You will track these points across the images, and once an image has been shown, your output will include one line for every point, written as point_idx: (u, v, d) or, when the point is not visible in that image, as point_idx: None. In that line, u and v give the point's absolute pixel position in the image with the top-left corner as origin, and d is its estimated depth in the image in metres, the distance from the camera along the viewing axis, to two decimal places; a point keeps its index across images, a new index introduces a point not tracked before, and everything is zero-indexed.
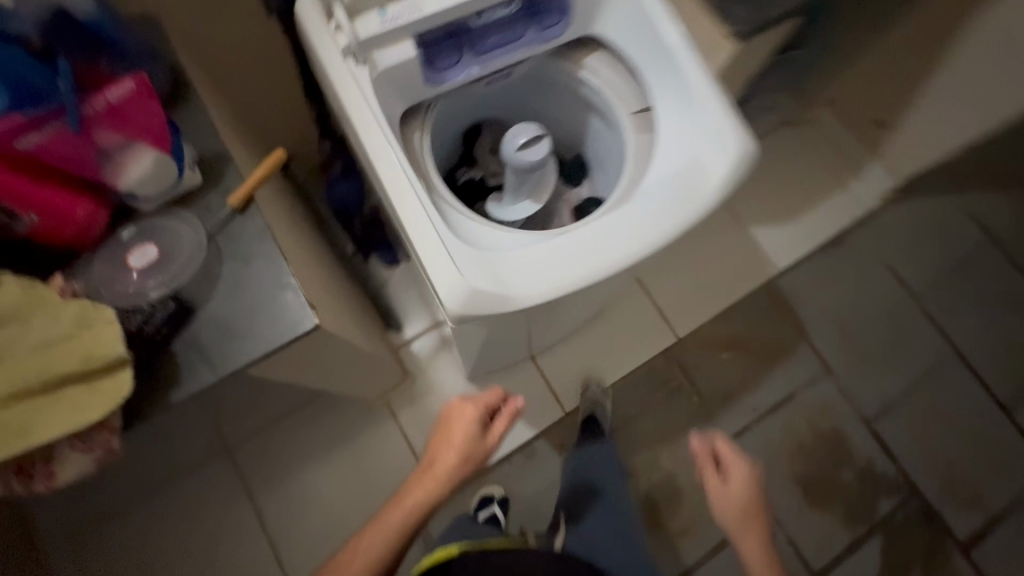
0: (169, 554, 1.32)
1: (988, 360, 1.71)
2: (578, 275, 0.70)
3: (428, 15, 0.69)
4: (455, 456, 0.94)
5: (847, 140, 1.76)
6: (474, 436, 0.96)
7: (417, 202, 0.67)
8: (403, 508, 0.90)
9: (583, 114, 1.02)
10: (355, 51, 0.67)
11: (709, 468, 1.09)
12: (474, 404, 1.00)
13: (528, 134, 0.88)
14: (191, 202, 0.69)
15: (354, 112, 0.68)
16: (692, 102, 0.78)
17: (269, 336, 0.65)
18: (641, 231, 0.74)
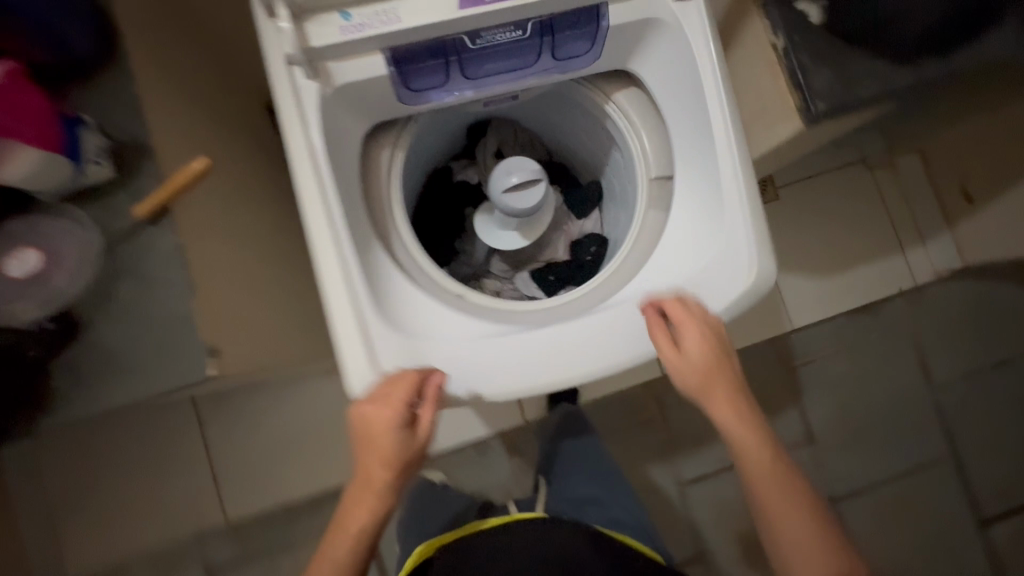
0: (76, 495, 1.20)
1: (985, 474, 1.53)
2: (519, 387, 0.60)
3: (405, 29, 0.53)
4: (385, 462, 0.59)
5: (923, 203, 1.51)
6: (394, 440, 0.57)
7: (343, 270, 0.56)
8: (347, 537, 0.62)
9: (605, 145, 0.85)
10: (300, 62, 0.52)
11: (657, 341, 0.61)
12: (374, 403, 0.55)
13: (522, 173, 0.73)
14: (100, 198, 0.59)
15: (291, 140, 0.55)
16: (715, 203, 0.64)
17: (155, 378, 0.58)
18: (609, 350, 0.62)
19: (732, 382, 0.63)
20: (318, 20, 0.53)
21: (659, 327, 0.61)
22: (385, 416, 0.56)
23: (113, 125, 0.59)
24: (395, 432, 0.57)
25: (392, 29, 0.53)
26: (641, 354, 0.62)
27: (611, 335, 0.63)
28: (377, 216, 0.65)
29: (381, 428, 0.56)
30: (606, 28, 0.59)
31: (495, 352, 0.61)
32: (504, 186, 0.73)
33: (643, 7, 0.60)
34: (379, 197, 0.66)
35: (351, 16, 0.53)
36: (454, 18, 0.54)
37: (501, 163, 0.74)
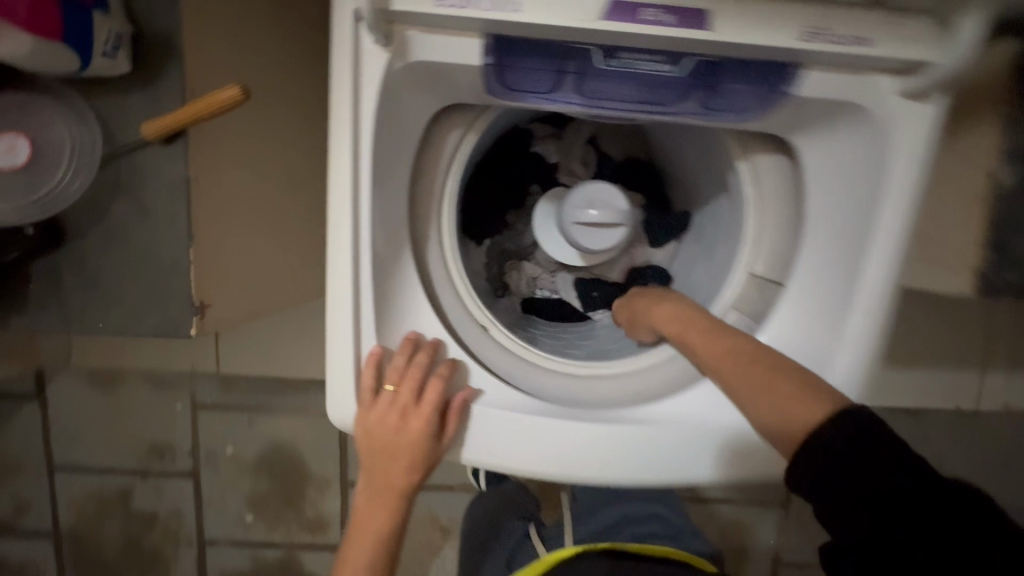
0: None
1: None
2: (511, 467, 0.51)
3: (520, 23, 0.38)
4: (408, 472, 0.52)
5: None
6: (418, 449, 0.50)
7: (354, 283, 0.47)
8: (364, 542, 0.54)
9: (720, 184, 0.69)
10: (371, 20, 0.39)
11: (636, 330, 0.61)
12: (395, 407, 0.49)
13: (600, 206, 0.60)
14: (112, 92, 0.49)
15: (336, 115, 0.43)
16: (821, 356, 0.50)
17: (136, 317, 0.52)
18: (626, 466, 0.52)
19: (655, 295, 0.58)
20: None
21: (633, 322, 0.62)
22: (411, 420, 0.50)
23: (140, 7, 0.47)
24: (421, 442, 0.50)
25: (502, 17, 0.38)
26: (661, 481, 0.52)
27: (634, 449, 0.52)
28: (418, 214, 0.55)
29: (406, 436, 0.50)
30: (787, 96, 0.43)
31: (501, 423, 0.51)
32: (576, 214, 0.60)
33: (855, 86, 0.43)
34: (428, 191, 0.55)
35: None
36: (592, 27, 0.38)
37: (584, 188, 0.61)
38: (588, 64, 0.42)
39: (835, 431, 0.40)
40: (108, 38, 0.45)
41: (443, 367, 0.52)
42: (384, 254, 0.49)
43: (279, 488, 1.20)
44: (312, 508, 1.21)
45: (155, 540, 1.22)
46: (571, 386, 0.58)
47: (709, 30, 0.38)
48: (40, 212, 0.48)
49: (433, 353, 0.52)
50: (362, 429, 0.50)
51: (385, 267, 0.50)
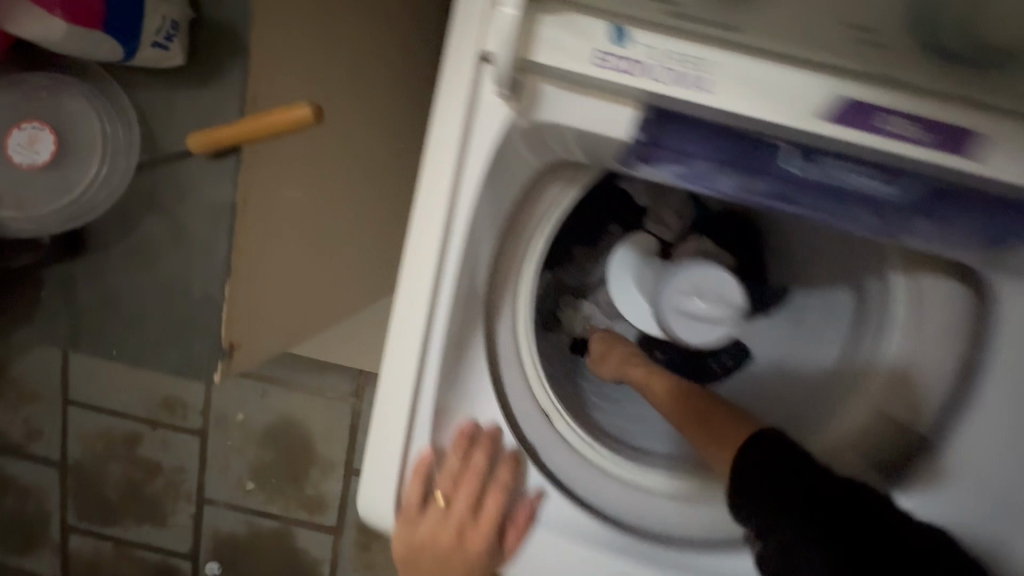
0: None
1: None
2: None
3: (700, 107, 0.29)
4: None
5: None
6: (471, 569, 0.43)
7: (420, 371, 0.39)
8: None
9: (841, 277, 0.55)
10: (504, 72, 0.29)
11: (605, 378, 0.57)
12: (446, 520, 0.42)
13: (698, 292, 0.50)
14: (160, 88, 0.40)
15: (430, 174, 0.34)
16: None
17: (156, 351, 0.45)
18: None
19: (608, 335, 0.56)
20: (565, 18, 0.29)
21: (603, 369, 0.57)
22: (465, 535, 0.42)
23: None
24: (474, 564, 0.43)
25: (685, 97, 0.29)
26: None
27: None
28: (500, 280, 0.46)
29: (460, 555, 0.42)
30: None
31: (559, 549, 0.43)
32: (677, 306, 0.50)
33: None
34: (516, 252, 0.45)
35: (629, 39, 0.29)
36: (796, 125, 0.29)
37: (693, 271, 0.50)
38: (778, 166, 0.32)
39: (746, 451, 0.41)
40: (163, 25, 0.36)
41: (504, 472, 0.44)
42: (457, 335, 0.41)
43: (284, 460, 1.17)
44: (313, 489, 1.17)
45: (155, 488, 1.20)
46: (639, 502, 0.48)
47: (958, 157, 0.29)
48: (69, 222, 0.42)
49: (493, 453, 0.44)
50: (401, 548, 0.42)
51: (454, 350, 0.41)
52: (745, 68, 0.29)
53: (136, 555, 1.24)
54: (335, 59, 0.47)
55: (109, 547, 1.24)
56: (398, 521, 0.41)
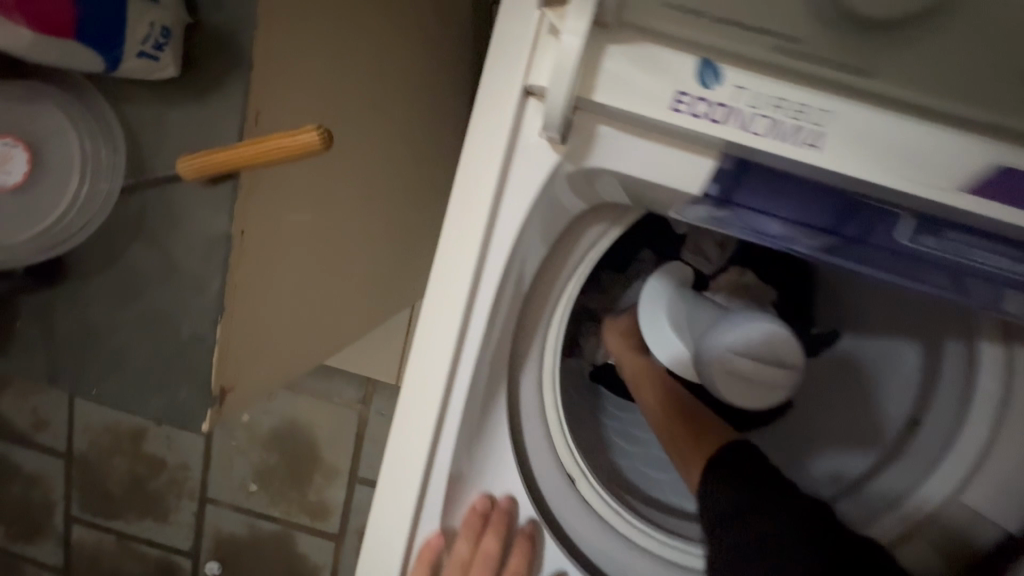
0: None
1: None
2: None
3: (800, 164, 0.24)
4: None
5: None
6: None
7: (433, 444, 0.33)
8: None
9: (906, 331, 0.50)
10: (557, 109, 0.24)
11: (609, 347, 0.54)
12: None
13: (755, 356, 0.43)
14: (151, 102, 0.35)
15: (456, 222, 0.29)
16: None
17: (141, 393, 0.40)
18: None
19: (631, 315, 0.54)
20: (641, 50, 0.23)
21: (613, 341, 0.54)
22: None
23: None
24: None
25: (786, 152, 0.24)
26: None
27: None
28: (526, 330, 0.40)
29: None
30: None
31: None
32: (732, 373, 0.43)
33: None
34: (546, 300, 0.40)
35: (718, 79, 0.23)
36: (920, 192, 0.24)
37: (745, 323, 0.44)
38: (884, 234, 0.27)
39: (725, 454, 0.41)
40: (150, 33, 0.31)
41: (519, 552, 0.38)
42: (478, 397, 0.36)
43: (288, 464, 1.14)
44: (316, 495, 1.14)
45: (158, 484, 1.17)
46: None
47: None
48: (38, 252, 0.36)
49: (506, 531, 0.38)
50: None
51: (474, 414, 0.36)
52: (860, 121, 0.23)
53: (137, 549, 1.21)
54: (351, 70, 0.42)
55: (110, 541, 1.21)
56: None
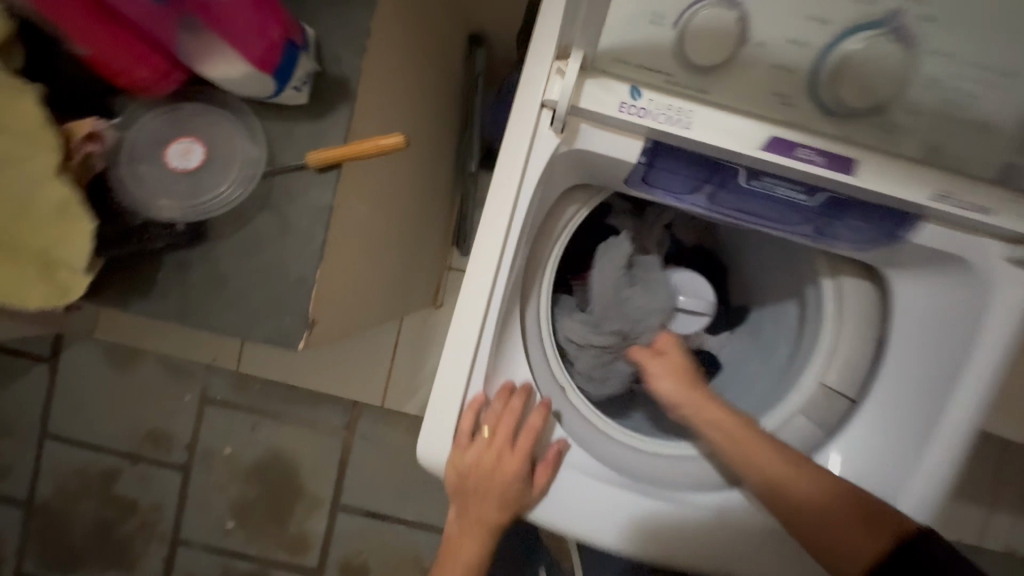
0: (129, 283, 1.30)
1: None
2: (563, 524, 0.53)
3: (689, 140, 0.42)
4: (502, 515, 0.53)
5: None
6: (506, 501, 0.52)
7: (478, 336, 0.50)
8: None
9: (782, 296, 0.69)
10: (558, 115, 0.44)
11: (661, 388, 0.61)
12: (491, 462, 0.51)
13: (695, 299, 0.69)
14: (284, 120, 0.53)
15: (494, 185, 0.48)
16: (893, 492, 0.53)
17: (251, 324, 0.55)
18: (694, 551, 0.52)
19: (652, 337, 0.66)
20: (601, 81, 0.42)
21: (666, 377, 0.61)
22: (498, 474, 0.52)
23: (330, 51, 0.52)
24: (512, 485, 0.52)
25: (671, 132, 0.42)
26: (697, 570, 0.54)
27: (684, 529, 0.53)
28: (528, 275, 0.59)
29: (498, 492, 0.52)
30: (903, 240, 0.47)
31: (579, 488, 0.53)
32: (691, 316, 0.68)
33: (965, 243, 0.47)
34: (542, 254, 0.59)
35: (640, 95, 0.42)
36: (750, 155, 0.42)
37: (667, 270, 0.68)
38: (727, 183, 0.47)
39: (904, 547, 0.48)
40: (299, 77, 0.49)
41: (536, 416, 0.54)
42: (503, 311, 0.53)
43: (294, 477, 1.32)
44: (296, 526, 1.32)
45: None
46: (654, 464, 0.59)
47: (854, 176, 0.41)
48: (194, 215, 0.52)
49: (525, 398, 0.54)
50: (448, 474, 0.52)
51: (500, 322, 0.53)
52: (719, 114, 0.41)
53: None
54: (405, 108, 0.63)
55: None
56: (454, 459, 0.50)
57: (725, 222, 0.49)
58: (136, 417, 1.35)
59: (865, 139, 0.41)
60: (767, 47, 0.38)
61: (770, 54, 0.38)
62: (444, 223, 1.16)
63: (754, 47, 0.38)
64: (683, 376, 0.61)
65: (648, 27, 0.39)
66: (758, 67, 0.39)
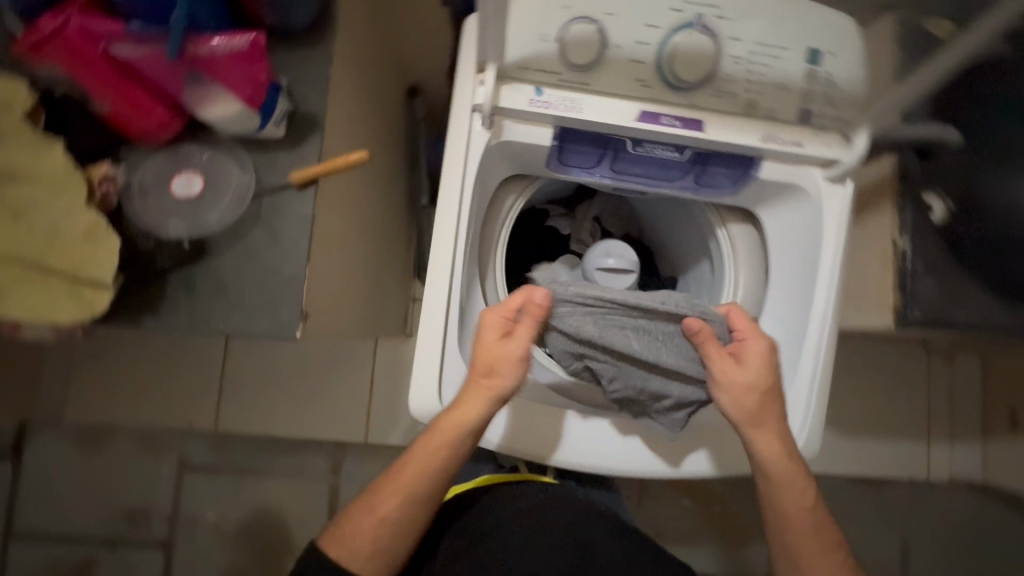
0: (101, 356, 1.32)
1: None
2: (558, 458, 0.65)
3: (583, 120, 0.57)
4: (479, 376, 0.59)
5: (947, 402, 1.39)
6: (498, 350, 0.60)
7: (447, 296, 0.62)
8: (428, 462, 0.60)
9: (694, 258, 0.83)
10: (485, 114, 0.58)
11: (731, 402, 0.62)
12: (493, 314, 0.61)
13: (621, 259, 0.76)
14: (266, 151, 0.65)
15: (445, 176, 0.61)
16: (792, 376, 0.66)
17: (252, 321, 0.63)
18: (629, 459, 0.66)
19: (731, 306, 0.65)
20: (513, 86, 0.57)
21: (748, 393, 0.61)
22: (494, 326, 0.60)
23: (300, 93, 0.65)
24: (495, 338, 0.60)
25: (569, 116, 0.57)
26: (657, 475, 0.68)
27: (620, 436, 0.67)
28: (482, 252, 0.71)
29: (491, 339, 0.60)
30: (754, 177, 0.63)
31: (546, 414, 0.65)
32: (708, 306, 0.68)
33: (796, 172, 0.63)
34: (491, 237, 0.72)
35: (543, 92, 0.57)
36: (629, 126, 0.57)
37: (604, 243, 0.77)
38: (622, 153, 0.62)
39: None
40: (278, 114, 0.61)
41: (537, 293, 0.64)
42: (464, 280, 0.64)
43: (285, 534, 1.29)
44: None
45: None
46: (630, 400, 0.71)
47: (704, 132, 0.58)
48: (191, 232, 0.62)
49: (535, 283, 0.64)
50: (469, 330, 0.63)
51: (465, 288, 0.65)
52: (601, 99, 0.57)
53: None
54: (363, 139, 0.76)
55: None
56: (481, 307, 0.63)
57: (630, 186, 0.64)
58: (111, 499, 1.31)
59: (707, 105, 0.58)
60: (623, 47, 0.54)
61: (627, 52, 0.54)
62: (405, 256, 1.27)
63: (614, 48, 0.54)
64: (765, 397, 0.61)
65: (539, 42, 0.54)
66: (622, 62, 0.55)
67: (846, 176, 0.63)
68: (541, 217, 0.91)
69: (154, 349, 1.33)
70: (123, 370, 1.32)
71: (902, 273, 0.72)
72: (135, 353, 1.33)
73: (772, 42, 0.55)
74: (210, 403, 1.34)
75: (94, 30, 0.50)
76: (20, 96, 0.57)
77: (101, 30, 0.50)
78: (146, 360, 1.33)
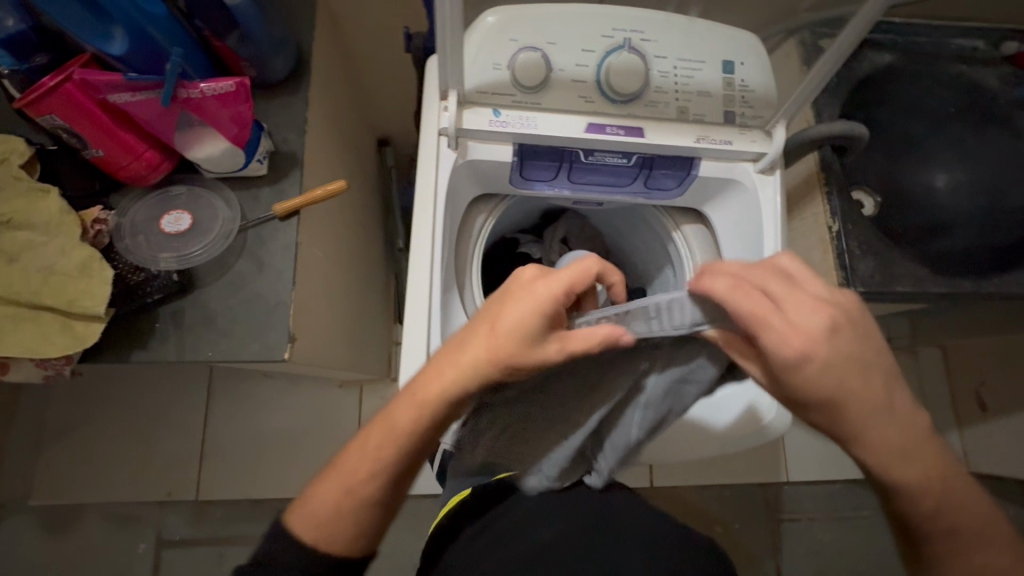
0: (74, 429, 1.28)
1: None
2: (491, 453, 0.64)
3: (538, 135, 0.64)
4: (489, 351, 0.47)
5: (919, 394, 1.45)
6: (516, 329, 0.46)
7: (428, 304, 0.65)
8: (395, 425, 0.50)
9: (657, 268, 0.89)
10: (451, 135, 0.65)
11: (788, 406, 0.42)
12: (535, 286, 0.47)
13: None
14: (250, 188, 0.70)
15: (418, 195, 0.66)
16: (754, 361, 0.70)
17: (240, 348, 0.65)
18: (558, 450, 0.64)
19: (752, 262, 0.40)
20: (474, 110, 0.64)
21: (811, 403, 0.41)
22: (534, 298, 0.46)
23: (280, 136, 0.72)
24: (533, 317, 0.46)
25: (525, 131, 0.64)
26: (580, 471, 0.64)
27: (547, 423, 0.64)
28: (458, 269, 0.76)
29: (521, 311, 0.46)
30: (695, 176, 0.71)
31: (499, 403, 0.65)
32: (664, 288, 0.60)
33: (731, 168, 0.71)
34: (466, 254, 0.77)
35: (500, 113, 0.64)
36: (580, 137, 0.64)
37: (570, 255, 0.83)
38: (577, 162, 0.69)
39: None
40: (260, 153, 0.67)
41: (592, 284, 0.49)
42: (443, 289, 0.68)
43: None
44: None
45: None
46: None
47: (646, 137, 0.65)
48: (177, 264, 0.65)
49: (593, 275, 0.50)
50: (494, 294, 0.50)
51: (444, 297, 0.68)
52: (552, 116, 0.65)
53: None
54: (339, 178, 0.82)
55: None
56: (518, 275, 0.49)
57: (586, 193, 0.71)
58: None
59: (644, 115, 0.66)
60: (565, 70, 0.63)
61: (569, 74, 0.63)
62: (384, 298, 1.31)
63: (557, 71, 0.63)
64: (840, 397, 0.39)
65: (493, 71, 0.62)
66: (566, 82, 0.63)
67: (775, 166, 0.71)
68: (511, 245, 0.97)
69: (130, 416, 1.30)
70: (97, 442, 1.28)
71: (843, 254, 0.79)
72: (110, 421, 1.29)
73: (690, 58, 0.65)
74: (189, 468, 1.29)
75: (91, 82, 0.54)
76: (19, 150, 0.62)
77: (98, 83, 0.55)
78: (121, 429, 1.29)
